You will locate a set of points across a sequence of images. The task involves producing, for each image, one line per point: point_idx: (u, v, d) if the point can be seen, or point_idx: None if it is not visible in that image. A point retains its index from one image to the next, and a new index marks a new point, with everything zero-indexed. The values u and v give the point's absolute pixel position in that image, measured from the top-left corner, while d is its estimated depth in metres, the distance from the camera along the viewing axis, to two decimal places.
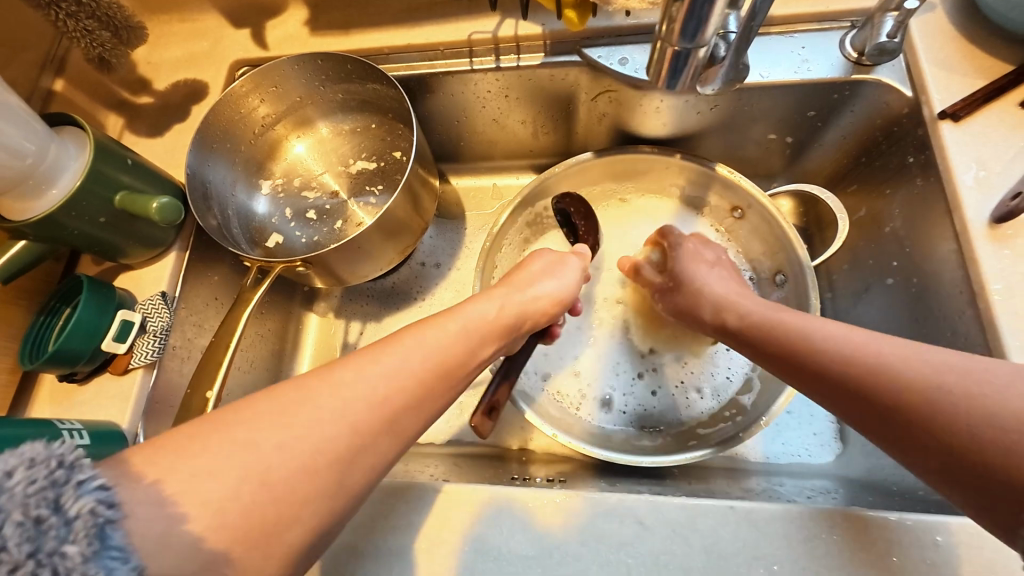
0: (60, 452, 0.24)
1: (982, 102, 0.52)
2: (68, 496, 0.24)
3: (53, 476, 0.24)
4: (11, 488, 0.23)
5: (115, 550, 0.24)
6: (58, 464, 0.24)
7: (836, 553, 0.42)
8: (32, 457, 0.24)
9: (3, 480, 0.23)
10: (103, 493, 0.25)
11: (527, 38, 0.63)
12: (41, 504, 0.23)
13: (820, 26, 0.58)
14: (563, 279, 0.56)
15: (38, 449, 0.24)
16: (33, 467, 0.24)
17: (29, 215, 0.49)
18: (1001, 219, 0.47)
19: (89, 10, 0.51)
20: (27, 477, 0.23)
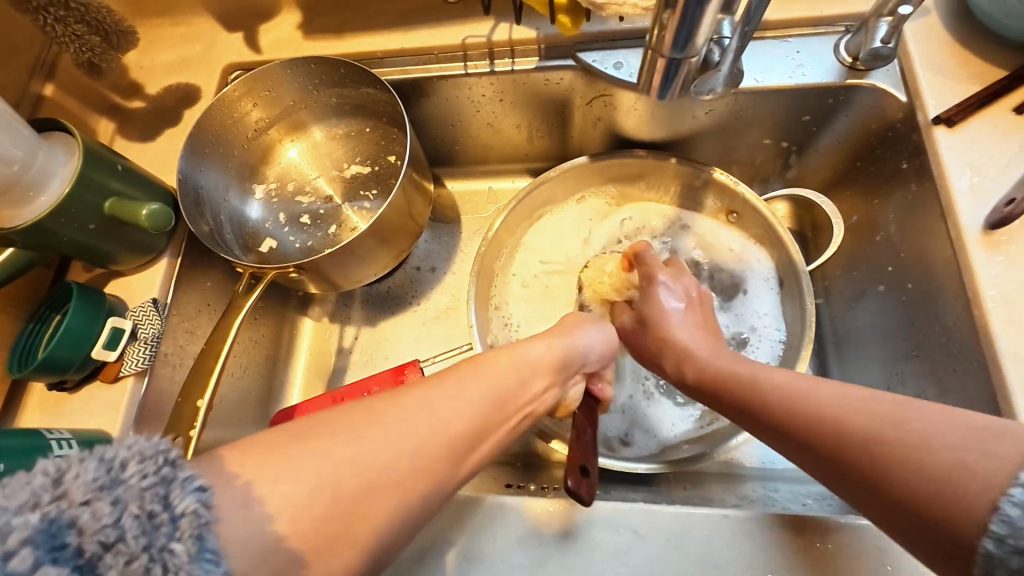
0: (166, 450, 0.26)
1: (976, 107, 0.52)
2: (174, 493, 0.25)
3: (162, 474, 0.25)
4: (128, 479, 0.24)
5: (210, 553, 0.24)
6: (163, 462, 0.25)
7: (831, 563, 0.42)
8: (143, 451, 0.25)
9: (121, 472, 0.24)
10: (203, 494, 0.25)
11: (521, 43, 0.63)
12: (153, 499, 0.24)
13: (814, 31, 0.58)
14: (610, 337, 0.51)
15: (148, 443, 0.26)
16: (143, 462, 0.25)
17: (17, 222, 0.48)
18: (996, 225, 0.47)
19: (78, 15, 0.50)
20: (140, 470, 0.24)
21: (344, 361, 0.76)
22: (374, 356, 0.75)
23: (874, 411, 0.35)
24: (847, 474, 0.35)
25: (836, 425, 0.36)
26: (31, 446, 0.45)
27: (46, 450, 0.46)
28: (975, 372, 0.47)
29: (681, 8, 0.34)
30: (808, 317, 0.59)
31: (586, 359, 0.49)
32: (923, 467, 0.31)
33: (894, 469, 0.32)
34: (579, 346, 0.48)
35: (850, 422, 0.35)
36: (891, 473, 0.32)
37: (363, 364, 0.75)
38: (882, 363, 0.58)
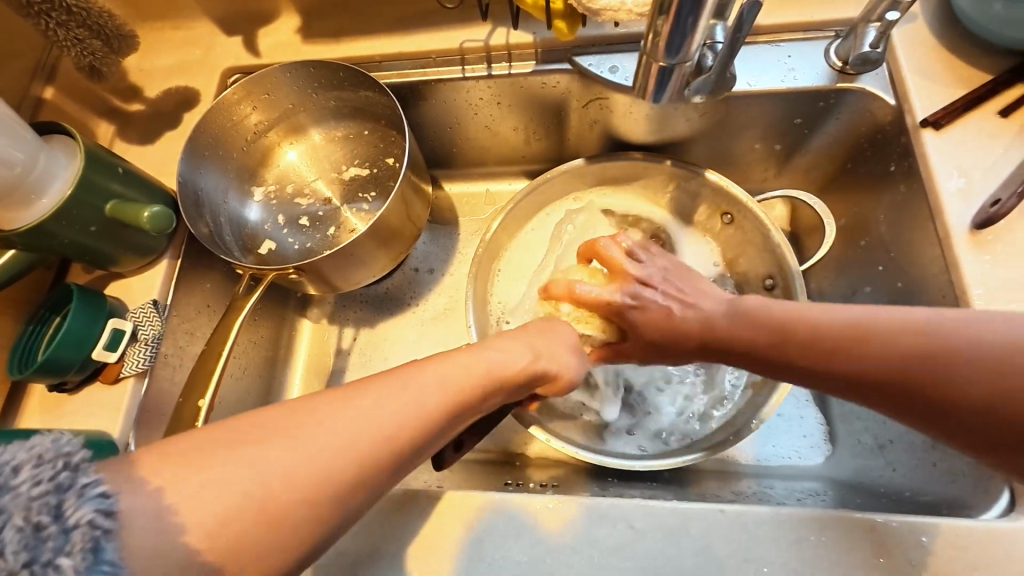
0: (70, 452, 0.27)
1: (963, 110, 0.53)
2: (68, 503, 0.26)
3: (55, 482, 0.26)
4: (19, 488, 0.25)
5: (106, 563, 0.26)
6: (65, 466, 0.26)
7: (825, 554, 0.42)
8: (40, 453, 0.26)
9: (13, 477, 0.25)
10: (102, 502, 0.26)
11: (519, 46, 0.64)
12: (41, 511, 0.25)
13: (805, 36, 0.60)
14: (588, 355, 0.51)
15: (46, 445, 0.27)
16: (42, 466, 0.26)
17: (18, 225, 0.49)
18: (982, 225, 0.49)
19: (79, 19, 0.51)
20: (34, 477, 0.26)
21: (343, 362, 0.76)
22: (372, 358, 0.76)
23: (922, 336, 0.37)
24: (905, 404, 0.38)
25: (896, 361, 0.37)
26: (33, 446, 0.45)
27: None
28: None
29: (673, 13, 0.35)
30: None
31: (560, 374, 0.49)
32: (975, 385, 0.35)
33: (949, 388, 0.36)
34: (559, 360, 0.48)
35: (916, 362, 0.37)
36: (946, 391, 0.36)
37: (362, 365, 0.76)
38: None
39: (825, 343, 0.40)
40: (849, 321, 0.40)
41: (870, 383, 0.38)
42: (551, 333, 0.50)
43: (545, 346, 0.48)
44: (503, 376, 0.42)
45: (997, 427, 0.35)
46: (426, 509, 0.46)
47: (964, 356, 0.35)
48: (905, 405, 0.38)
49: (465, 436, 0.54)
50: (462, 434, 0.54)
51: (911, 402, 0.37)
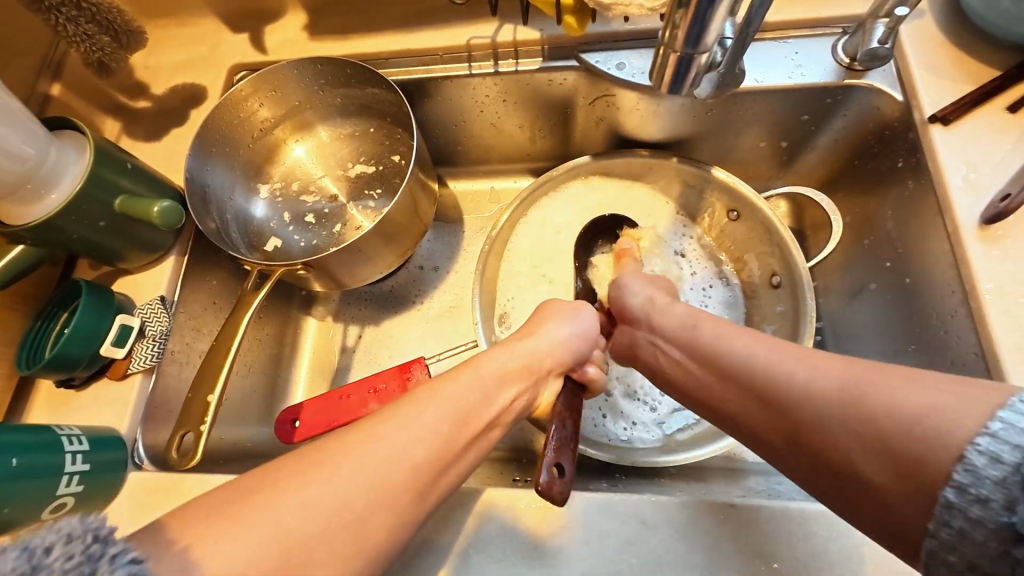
0: (96, 525, 0.25)
1: (971, 106, 0.53)
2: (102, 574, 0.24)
3: (87, 553, 0.24)
4: (51, 564, 0.23)
5: None
6: (93, 539, 0.24)
7: (835, 550, 0.42)
8: (69, 531, 0.24)
9: (43, 557, 0.23)
10: (135, 565, 0.25)
11: (525, 43, 0.64)
12: None
13: (813, 32, 0.60)
14: (584, 336, 0.51)
15: (74, 523, 0.24)
16: (71, 542, 0.24)
17: (27, 220, 0.49)
18: (991, 220, 0.49)
19: (89, 14, 0.51)
20: (64, 552, 0.23)
21: (347, 360, 0.76)
22: (377, 355, 0.76)
23: (840, 390, 0.35)
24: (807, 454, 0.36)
25: (804, 411, 0.36)
26: (42, 441, 0.45)
27: (56, 445, 0.46)
28: (973, 364, 0.48)
29: (694, 6, 0.35)
30: (808, 313, 0.60)
31: (559, 357, 0.49)
32: (867, 448, 0.33)
33: (842, 442, 0.34)
34: (550, 344, 0.48)
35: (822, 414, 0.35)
36: (841, 449, 0.34)
37: (367, 362, 0.75)
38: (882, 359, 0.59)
39: (748, 380, 0.40)
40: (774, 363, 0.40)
41: (778, 428, 0.38)
42: (545, 328, 0.50)
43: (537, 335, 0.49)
44: (506, 371, 0.44)
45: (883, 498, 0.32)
46: (435, 505, 0.46)
47: (868, 425, 0.33)
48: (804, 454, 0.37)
49: (561, 453, 0.45)
50: (559, 450, 0.45)
51: (811, 457, 0.36)
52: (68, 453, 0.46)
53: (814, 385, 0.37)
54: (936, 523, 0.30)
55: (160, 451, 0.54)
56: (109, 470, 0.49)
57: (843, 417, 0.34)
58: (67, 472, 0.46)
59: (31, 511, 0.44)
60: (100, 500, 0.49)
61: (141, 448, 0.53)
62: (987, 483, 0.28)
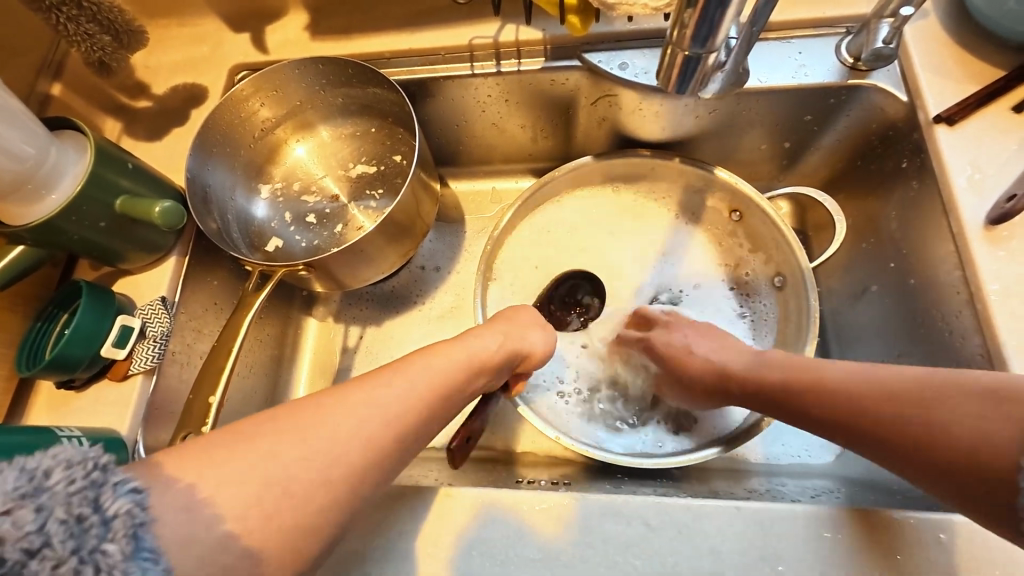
0: (94, 455, 0.26)
1: (976, 106, 0.53)
2: (105, 495, 0.25)
3: (91, 474, 0.25)
4: (53, 487, 0.24)
5: (147, 551, 0.25)
6: (94, 467, 0.26)
7: (840, 553, 0.42)
8: (68, 458, 0.25)
9: (45, 480, 0.24)
10: (137, 495, 0.26)
11: (528, 43, 0.64)
12: (81, 504, 0.24)
13: (816, 32, 0.59)
14: (553, 338, 0.54)
15: (73, 451, 0.26)
16: (71, 468, 0.25)
17: (27, 220, 0.49)
18: (996, 221, 0.48)
19: (90, 14, 0.51)
20: (67, 476, 0.25)
21: (348, 360, 0.76)
22: (379, 356, 0.75)
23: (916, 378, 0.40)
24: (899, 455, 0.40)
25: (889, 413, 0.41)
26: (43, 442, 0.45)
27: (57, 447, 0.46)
28: (978, 366, 0.48)
29: (702, 6, 0.35)
30: (812, 313, 0.60)
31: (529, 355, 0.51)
32: (934, 432, 0.38)
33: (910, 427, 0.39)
34: (530, 343, 0.51)
35: (885, 401, 0.41)
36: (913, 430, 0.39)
37: (368, 363, 0.75)
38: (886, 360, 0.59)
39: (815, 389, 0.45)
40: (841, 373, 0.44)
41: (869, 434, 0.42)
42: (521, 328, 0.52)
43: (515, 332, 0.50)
44: (482, 360, 0.45)
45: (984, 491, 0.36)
46: (438, 506, 0.46)
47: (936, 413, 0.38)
48: (880, 440, 0.41)
49: (469, 433, 0.53)
50: (472, 429, 0.53)
51: (885, 443, 0.41)
52: None
53: (880, 373, 0.42)
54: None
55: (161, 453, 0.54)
56: None
57: (907, 399, 0.40)
58: None
59: None
60: None
61: (142, 450, 0.53)
62: None
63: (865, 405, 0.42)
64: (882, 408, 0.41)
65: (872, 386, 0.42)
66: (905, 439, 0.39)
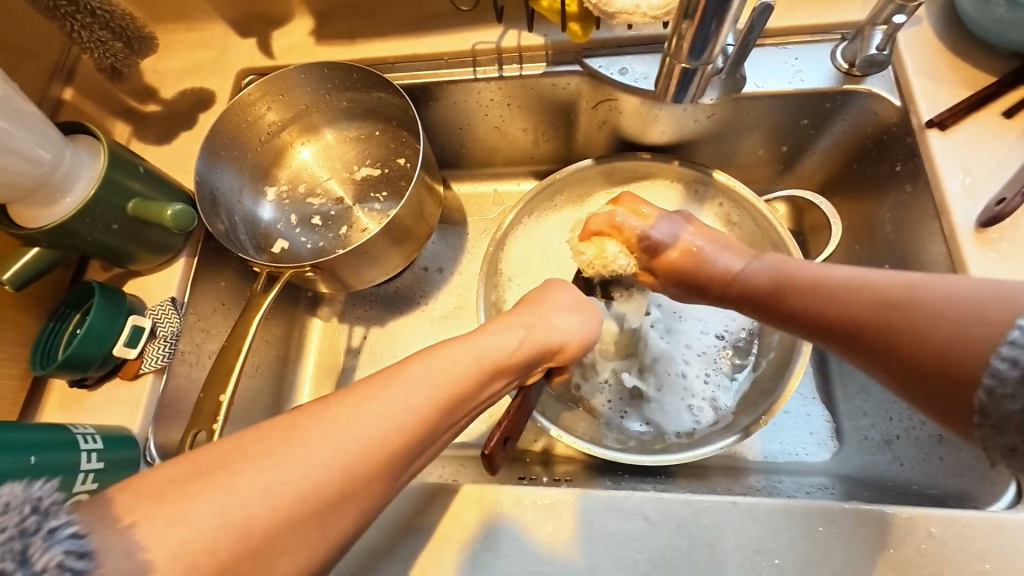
0: (38, 495, 0.25)
1: (967, 111, 0.54)
2: (35, 546, 0.24)
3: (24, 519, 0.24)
4: None
5: None
6: (32, 510, 0.24)
7: (835, 546, 0.43)
8: (8, 501, 0.24)
9: None
10: (74, 543, 0.24)
11: (530, 48, 0.65)
12: (5, 556, 0.23)
13: (812, 38, 0.61)
14: (588, 325, 0.54)
15: (15, 492, 0.24)
16: (8, 513, 0.24)
17: (42, 223, 0.50)
18: (988, 223, 0.49)
19: (103, 22, 0.52)
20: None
21: (353, 360, 0.77)
22: (382, 356, 0.77)
23: (910, 281, 0.36)
24: (870, 356, 0.37)
25: (857, 313, 0.38)
26: (58, 440, 0.46)
27: (72, 444, 0.47)
28: None
29: (698, 17, 0.36)
30: None
31: (562, 344, 0.51)
32: (922, 326, 0.33)
33: (898, 317, 0.35)
34: (564, 323, 0.52)
35: (876, 297, 0.37)
36: (896, 329, 0.35)
37: (372, 363, 0.76)
38: None
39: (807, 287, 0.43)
40: (838, 275, 0.41)
41: (842, 334, 0.39)
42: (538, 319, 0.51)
43: (544, 308, 0.52)
44: None
45: (940, 398, 0.32)
46: (443, 503, 0.47)
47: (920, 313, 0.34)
48: (855, 334, 0.38)
49: (511, 428, 0.49)
50: (512, 425, 0.49)
51: (869, 347, 0.37)
52: (83, 452, 0.47)
53: (864, 278, 0.39)
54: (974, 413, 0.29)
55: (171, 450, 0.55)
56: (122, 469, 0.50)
57: (906, 294, 0.35)
58: (83, 470, 0.47)
59: None
60: None
61: (153, 447, 0.54)
62: (1007, 383, 0.27)
63: (858, 297, 0.38)
64: (875, 298, 0.37)
65: (870, 283, 0.38)
66: (885, 331, 0.36)
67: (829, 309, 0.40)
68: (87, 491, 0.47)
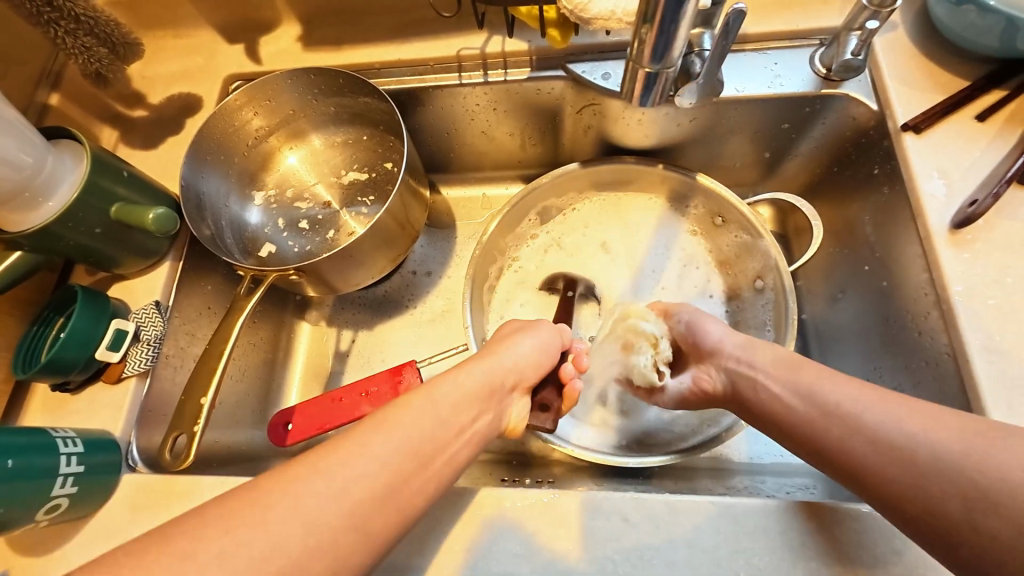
0: None
1: (941, 114, 0.55)
2: None
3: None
4: None
5: None
6: None
7: (814, 548, 0.43)
8: None
9: None
10: None
11: (514, 54, 0.66)
12: None
13: (791, 44, 0.62)
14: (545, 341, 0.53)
15: None
16: None
17: (25, 227, 0.50)
18: (961, 225, 0.50)
19: (87, 27, 0.52)
20: None
21: (341, 363, 0.77)
22: (370, 359, 0.77)
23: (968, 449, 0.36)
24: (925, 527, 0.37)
25: (905, 479, 0.37)
26: (38, 443, 0.46)
27: (51, 447, 0.47)
28: (945, 365, 0.49)
29: (657, 21, 0.37)
30: (791, 316, 0.62)
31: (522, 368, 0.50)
32: (986, 491, 0.35)
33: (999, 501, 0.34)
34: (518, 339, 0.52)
35: (964, 469, 0.36)
36: (1016, 515, 0.33)
37: (360, 366, 0.77)
38: (866, 357, 0.60)
39: (854, 427, 0.41)
40: (879, 425, 0.40)
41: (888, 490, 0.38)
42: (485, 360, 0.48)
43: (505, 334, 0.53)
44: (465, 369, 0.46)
45: (983, 559, 0.34)
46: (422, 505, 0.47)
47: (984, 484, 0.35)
48: (913, 498, 0.37)
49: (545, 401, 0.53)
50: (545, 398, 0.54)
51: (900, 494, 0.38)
52: (63, 455, 0.47)
53: (916, 443, 0.38)
54: None
55: (154, 454, 0.55)
56: (103, 472, 0.50)
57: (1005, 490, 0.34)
58: (62, 473, 0.46)
59: (26, 512, 0.45)
60: (93, 501, 0.50)
61: (135, 451, 0.54)
62: None
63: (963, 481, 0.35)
64: (983, 478, 0.35)
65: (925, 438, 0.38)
66: (961, 508, 0.35)
67: (885, 466, 0.38)
68: (66, 496, 0.47)
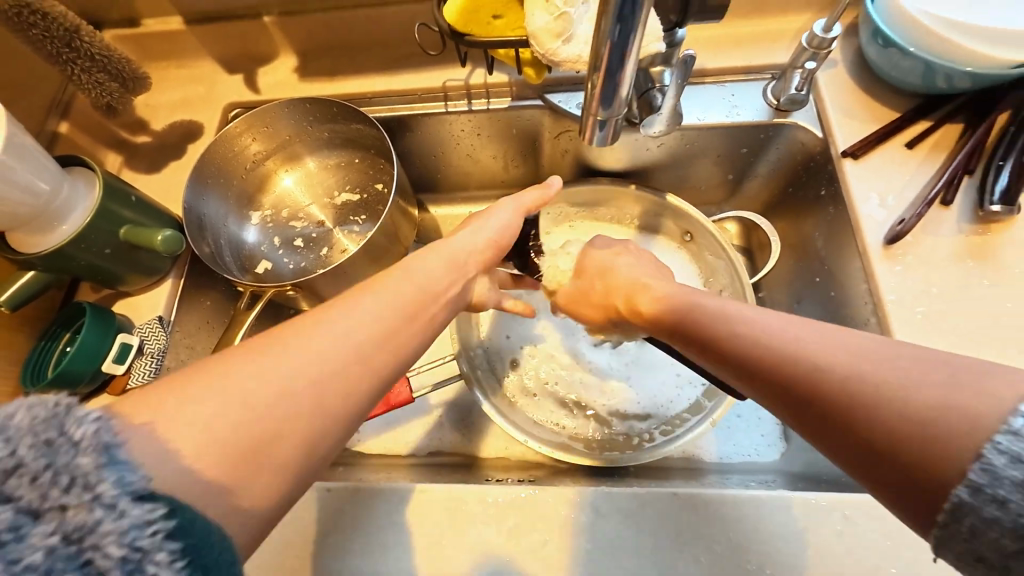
0: None
1: (877, 142, 0.61)
2: None
3: (53, 410, 0.25)
4: None
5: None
6: None
7: (766, 533, 0.48)
8: None
9: None
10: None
11: (495, 86, 0.72)
12: None
13: (745, 77, 0.68)
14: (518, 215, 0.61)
15: None
16: None
17: (41, 249, 0.54)
18: (893, 240, 0.56)
19: (101, 65, 0.57)
20: None
21: None
22: None
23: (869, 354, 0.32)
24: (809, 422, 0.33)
25: (796, 374, 0.34)
26: None
27: None
28: None
29: (603, 69, 0.42)
30: None
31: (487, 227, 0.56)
32: (880, 408, 0.30)
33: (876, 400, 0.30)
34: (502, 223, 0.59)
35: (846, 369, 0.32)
36: (888, 414, 0.29)
37: None
38: None
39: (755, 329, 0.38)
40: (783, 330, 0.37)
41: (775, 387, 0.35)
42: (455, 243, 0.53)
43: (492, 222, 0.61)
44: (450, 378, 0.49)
45: (854, 456, 0.31)
46: (412, 503, 0.51)
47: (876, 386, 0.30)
48: (797, 396, 0.34)
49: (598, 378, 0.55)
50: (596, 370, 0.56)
51: (844, 435, 0.31)
52: None
53: (815, 347, 0.34)
54: (955, 505, 0.26)
55: None
56: None
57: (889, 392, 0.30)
58: None
59: None
60: None
61: None
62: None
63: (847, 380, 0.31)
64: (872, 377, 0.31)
65: (879, 368, 0.31)
66: (844, 409, 0.31)
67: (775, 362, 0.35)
68: None
